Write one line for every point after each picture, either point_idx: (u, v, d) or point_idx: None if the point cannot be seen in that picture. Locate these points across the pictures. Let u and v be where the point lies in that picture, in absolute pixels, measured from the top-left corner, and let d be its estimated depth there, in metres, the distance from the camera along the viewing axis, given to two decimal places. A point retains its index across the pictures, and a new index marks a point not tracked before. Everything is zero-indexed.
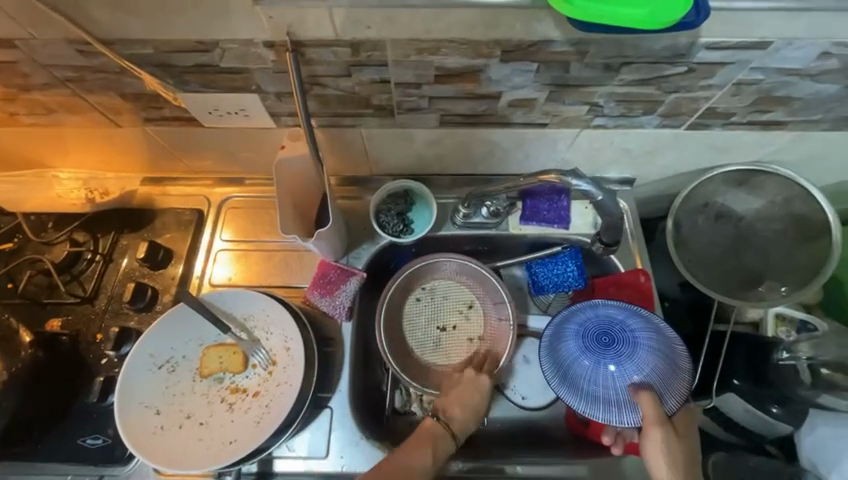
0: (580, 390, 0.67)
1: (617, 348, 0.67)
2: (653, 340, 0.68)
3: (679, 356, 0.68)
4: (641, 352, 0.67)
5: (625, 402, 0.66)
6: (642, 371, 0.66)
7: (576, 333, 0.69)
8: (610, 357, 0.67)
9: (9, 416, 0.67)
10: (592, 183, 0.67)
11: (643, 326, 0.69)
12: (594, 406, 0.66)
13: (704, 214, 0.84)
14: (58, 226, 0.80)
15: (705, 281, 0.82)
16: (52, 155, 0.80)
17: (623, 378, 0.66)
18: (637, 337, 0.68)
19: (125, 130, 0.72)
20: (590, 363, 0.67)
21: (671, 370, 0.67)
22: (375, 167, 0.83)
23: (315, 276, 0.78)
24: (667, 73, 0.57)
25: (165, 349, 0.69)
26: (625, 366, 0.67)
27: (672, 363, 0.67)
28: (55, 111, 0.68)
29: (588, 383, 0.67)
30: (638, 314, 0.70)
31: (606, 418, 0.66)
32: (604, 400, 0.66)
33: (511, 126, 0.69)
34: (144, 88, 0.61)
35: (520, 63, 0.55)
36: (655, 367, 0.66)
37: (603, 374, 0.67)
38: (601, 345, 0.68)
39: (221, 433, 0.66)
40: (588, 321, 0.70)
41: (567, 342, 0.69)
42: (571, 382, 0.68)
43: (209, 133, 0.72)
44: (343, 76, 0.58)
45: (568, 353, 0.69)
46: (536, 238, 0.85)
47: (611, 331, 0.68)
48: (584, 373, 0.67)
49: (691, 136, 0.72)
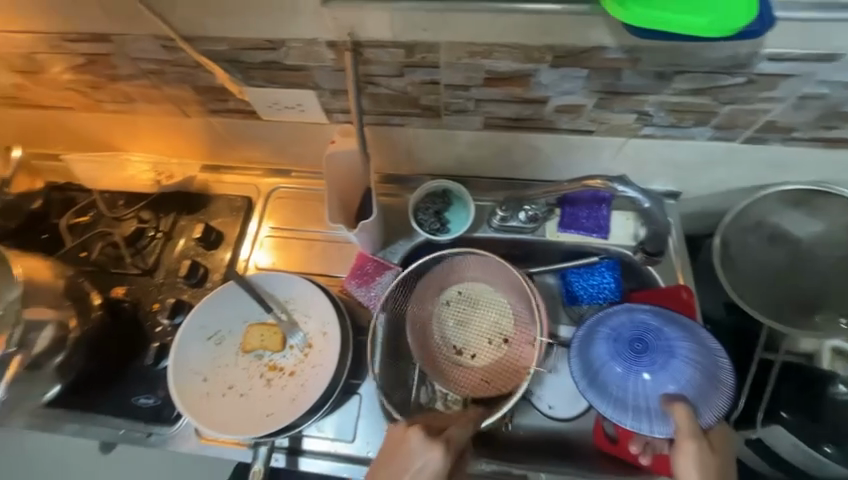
0: (609, 395, 0.68)
1: (650, 356, 0.67)
2: (689, 350, 0.67)
3: (716, 369, 0.67)
4: (676, 362, 0.67)
5: (656, 411, 0.66)
6: (675, 381, 0.66)
7: (608, 337, 0.70)
8: (642, 364, 0.67)
9: (78, 368, 0.75)
10: (638, 190, 0.68)
11: (681, 336, 0.68)
12: (623, 412, 0.67)
13: (756, 234, 0.80)
14: (128, 204, 0.89)
15: (756, 305, 0.80)
16: (127, 139, 0.88)
17: (655, 386, 0.67)
18: (672, 346, 0.68)
19: (192, 120, 0.79)
20: (621, 368, 0.68)
21: (707, 383, 0.66)
22: (416, 166, 0.85)
23: (353, 266, 0.82)
24: (724, 83, 0.56)
25: (214, 323, 0.74)
26: (658, 375, 0.67)
27: (709, 376, 0.67)
28: (135, 101, 0.76)
29: (617, 388, 0.68)
30: (675, 323, 0.69)
31: (635, 425, 0.67)
32: (634, 407, 0.67)
33: (556, 131, 0.69)
34: (215, 82, 0.67)
35: (570, 69, 0.56)
36: (689, 378, 0.66)
37: (634, 381, 0.67)
38: (634, 352, 0.68)
39: (260, 406, 0.70)
40: (621, 327, 0.70)
41: (597, 346, 0.70)
42: (600, 387, 0.69)
43: (266, 126, 0.77)
44: (395, 77, 0.61)
45: (598, 357, 0.70)
46: (571, 246, 0.85)
47: (645, 338, 0.69)
48: (615, 378, 0.68)
49: (746, 151, 0.69)
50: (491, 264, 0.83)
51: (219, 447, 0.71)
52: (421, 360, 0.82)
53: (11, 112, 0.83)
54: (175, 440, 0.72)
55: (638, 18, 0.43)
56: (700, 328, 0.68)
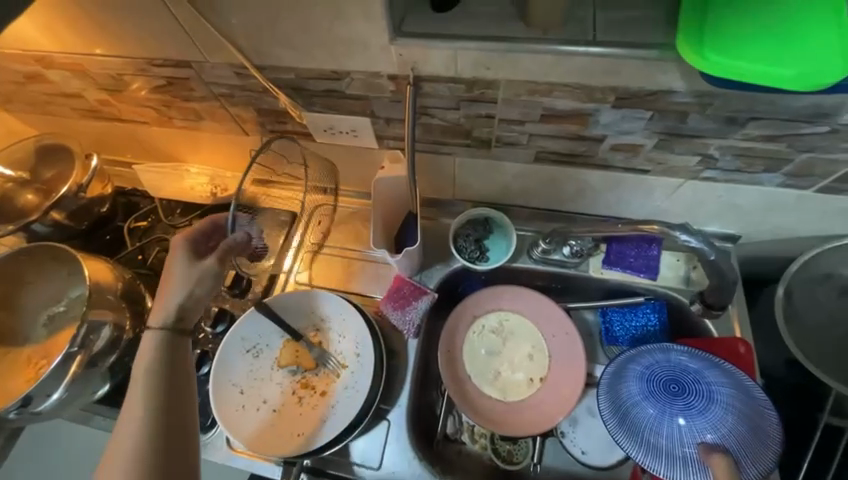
0: (640, 437, 0.63)
1: (687, 399, 0.64)
2: (732, 398, 0.63)
3: (766, 424, 0.61)
4: (716, 409, 0.62)
5: (694, 460, 0.60)
6: (715, 430, 0.61)
7: (640, 375, 0.68)
8: (677, 406, 0.64)
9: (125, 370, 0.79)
10: (702, 240, 0.61)
11: (722, 382, 0.64)
12: (656, 458, 0.61)
13: (825, 286, 0.74)
14: (183, 212, 0.95)
15: (823, 367, 0.73)
16: (189, 152, 0.94)
17: (692, 432, 0.61)
18: (712, 391, 0.64)
19: (251, 138, 0.84)
20: (653, 408, 0.64)
21: (754, 437, 0.60)
22: (459, 193, 0.86)
23: (389, 289, 0.81)
24: (803, 131, 0.52)
25: (254, 335, 0.76)
26: (696, 421, 0.62)
27: (755, 429, 0.60)
28: (203, 118, 0.81)
29: (649, 429, 0.63)
30: (716, 368, 0.65)
31: (668, 474, 0.60)
32: (667, 453, 0.61)
33: (609, 168, 0.68)
34: (277, 105, 0.71)
35: (633, 110, 0.54)
36: (732, 429, 0.61)
37: (668, 424, 0.63)
38: (669, 393, 0.65)
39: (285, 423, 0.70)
40: (656, 366, 0.68)
41: (628, 383, 0.67)
42: (630, 427, 0.65)
43: (319, 147, 0.80)
44: (451, 109, 0.62)
45: (628, 394, 0.67)
46: (616, 285, 0.81)
47: (681, 380, 0.65)
48: (646, 419, 0.64)
49: (818, 200, 0.64)
50: (532, 298, 0.83)
51: (246, 460, 0.72)
52: (448, 387, 0.79)
53: (95, 124, 0.91)
54: (207, 448, 0.73)
55: (721, 70, 0.42)
56: (745, 376, 0.64)
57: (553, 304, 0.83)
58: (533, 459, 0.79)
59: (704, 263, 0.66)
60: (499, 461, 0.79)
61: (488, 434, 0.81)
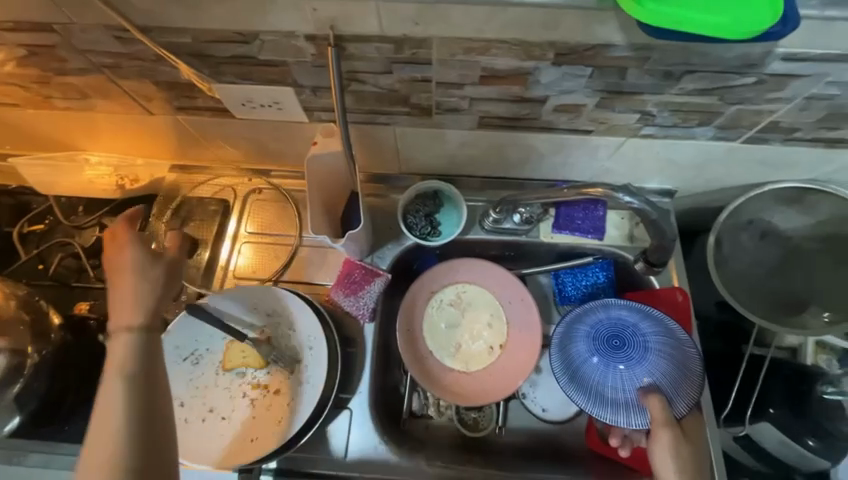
0: (588, 391, 0.68)
1: (627, 351, 0.67)
2: (663, 343, 0.68)
3: (690, 361, 0.67)
4: (652, 356, 0.67)
5: (634, 404, 0.66)
6: (652, 375, 0.66)
7: (586, 334, 0.70)
8: (619, 358, 0.67)
9: (37, 397, 0.69)
10: (641, 200, 0.63)
11: (656, 330, 0.69)
12: (602, 407, 0.67)
13: (748, 232, 0.80)
14: (88, 210, 0.82)
15: (747, 304, 0.78)
16: (85, 138, 0.79)
17: (632, 380, 0.66)
18: (648, 341, 0.68)
19: (157, 118, 0.72)
20: (599, 363, 0.68)
21: (681, 376, 0.66)
22: (404, 166, 0.81)
23: (339, 274, 0.77)
24: (733, 83, 0.52)
25: (189, 341, 0.68)
26: (636, 369, 0.67)
27: (682, 368, 0.67)
28: (91, 97, 0.68)
29: (597, 383, 0.67)
30: (651, 318, 0.70)
31: (613, 419, 0.66)
32: (612, 401, 0.66)
33: (554, 131, 0.66)
34: (178, 76, 0.60)
35: (573, 67, 0.52)
36: (665, 372, 0.66)
37: (612, 375, 0.67)
38: (612, 347, 0.68)
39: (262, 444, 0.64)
40: (599, 323, 0.70)
41: (576, 343, 0.70)
42: (580, 383, 0.68)
43: (241, 125, 0.71)
44: (383, 73, 0.56)
45: (577, 353, 0.69)
46: (566, 247, 0.82)
47: (622, 334, 0.69)
48: (593, 373, 0.68)
49: (746, 151, 0.67)
50: (486, 268, 0.82)
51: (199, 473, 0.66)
52: (410, 365, 0.78)
53: None
54: None
55: (656, 19, 0.39)
56: (672, 321, 0.69)
57: (507, 271, 0.82)
58: (498, 423, 0.82)
59: (647, 223, 0.68)
60: (465, 430, 0.81)
61: (453, 406, 0.82)
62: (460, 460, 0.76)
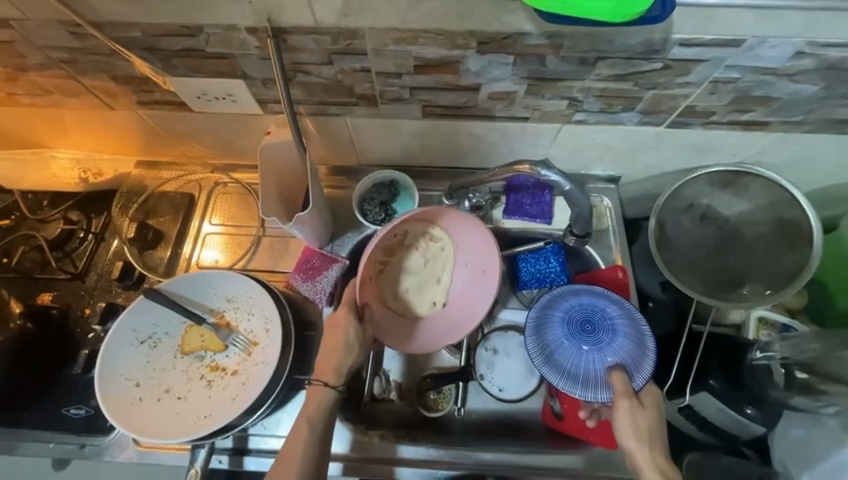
0: (564, 372, 0.71)
1: (597, 335, 0.72)
2: (628, 326, 0.72)
3: (649, 340, 0.71)
4: (618, 339, 0.71)
5: (602, 381, 0.70)
6: (619, 355, 0.70)
7: (561, 320, 0.73)
8: (590, 341, 0.72)
9: None
10: (560, 173, 0.66)
11: (620, 313, 0.73)
12: (576, 386, 0.70)
13: (689, 215, 0.84)
14: (54, 204, 0.84)
15: (686, 282, 0.82)
16: (52, 136, 0.82)
17: (601, 360, 0.71)
18: (614, 324, 0.72)
19: (119, 113, 0.75)
20: (572, 346, 0.72)
21: (644, 354, 0.70)
22: (362, 157, 0.84)
23: (298, 261, 0.80)
24: (643, 68, 0.57)
25: (148, 325, 0.70)
26: (605, 351, 0.71)
27: (642, 347, 0.70)
28: (53, 93, 0.71)
29: (570, 363, 0.71)
30: (614, 302, 0.73)
31: (582, 394, 0.70)
32: (585, 381, 0.70)
33: (494, 119, 0.70)
34: (134, 71, 0.64)
35: (497, 55, 0.56)
36: (630, 352, 0.70)
37: (584, 356, 0.71)
38: (584, 331, 0.72)
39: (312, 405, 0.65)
40: (572, 309, 0.74)
41: (551, 328, 0.73)
42: (554, 364, 0.72)
43: (200, 118, 0.74)
44: (324, 64, 0.60)
45: (552, 338, 0.73)
46: (519, 232, 0.86)
47: (592, 318, 0.73)
48: (568, 356, 0.71)
49: (673, 135, 0.72)
50: (467, 220, 0.77)
51: (157, 454, 0.68)
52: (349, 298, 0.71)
53: None
54: (112, 449, 0.69)
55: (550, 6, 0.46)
56: (629, 303, 0.73)
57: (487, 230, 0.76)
58: (456, 404, 0.84)
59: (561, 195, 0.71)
60: (424, 410, 0.83)
61: (414, 389, 0.85)
62: (416, 437, 0.80)
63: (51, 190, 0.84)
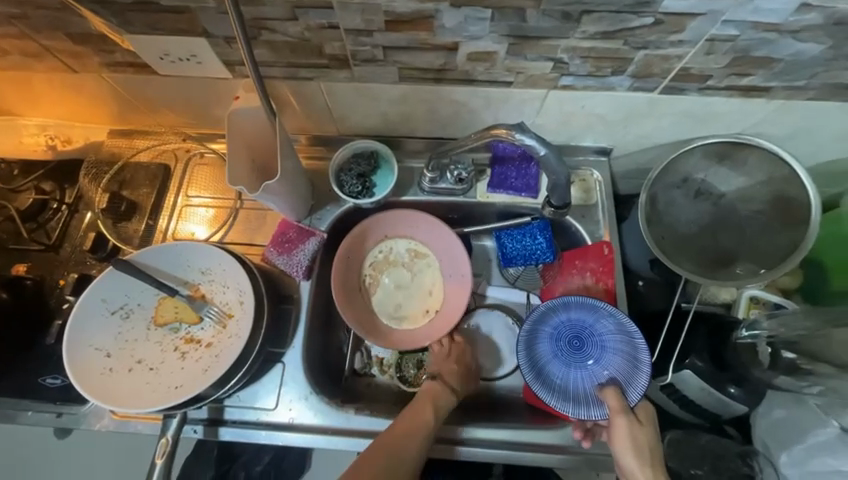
0: (555, 389, 0.70)
1: (586, 351, 0.71)
2: (618, 341, 0.71)
3: (642, 354, 0.69)
4: (608, 354, 0.71)
5: (593, 398, 0.69)
6: (608, 372, 0.70)
7: (550, 336, 0.72)
8: (581, 358, 0.71)
9: None
10: (536, 138, 0.62)
11: (611, 327, 0.71)
12: (568, 404, 0.69)
13: (683, 190, 0.79)
14: (26, 174, 0.82)
15: (676, 261, 0.78)
16: (20, 103, 0.79)
17: (592, 376, 0.70)
18: (603, 339, 0.71)
19: (84, 77, 0.71)
20: (562, 364, 0.71)
21: (635, 369, 0.69)
22: (341, 127, 0.81)
23: (274, 234, 0.78)
24: (632, 24, 0.53)
25: (119, 296, 0.69)
26: (595, 368, 0.71)
27: (635, 361, 0.69)
28: (11, 54, 0.67)
29: (560, 380, 0.70)
30: (606, 316, 0.72)
31: (575, 413, 0.68)
32: (577, 399, 0.69)
33: (475, 83, 0.66)
34: (91, 28, 0.60)
35: (472, 8, 0.52)
36: (620, 368, 0.70)
37: (574, 374, 0.71)
38: (573, 348, 0.72)
39: (436, 394, 0.72)
40: (561, 325, 0.73)
41: (541, 344, 0.72)
42: (545, 381, 0.70)
43: (167, 82, 0.70)
44: (290, 21, 0.56)
45: (542, 354, 0.72)
46: (505, 207, 0.83)
47: (581, 335, 0.72)
48: (558, 373, 0.71)
49: (666, 102, 0.67)
50: (443, 232, 0.81)
51: (132, 423, 0.69)
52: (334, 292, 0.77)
53: None
54: (89, 418, 0.69)
55: None
56: (624, 316, 0.71)
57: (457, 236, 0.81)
58: None
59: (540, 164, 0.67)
60: (405, 386, 0.82)
61: (393, 364, 0.84)
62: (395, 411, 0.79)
63: (22, 159, 0.82)
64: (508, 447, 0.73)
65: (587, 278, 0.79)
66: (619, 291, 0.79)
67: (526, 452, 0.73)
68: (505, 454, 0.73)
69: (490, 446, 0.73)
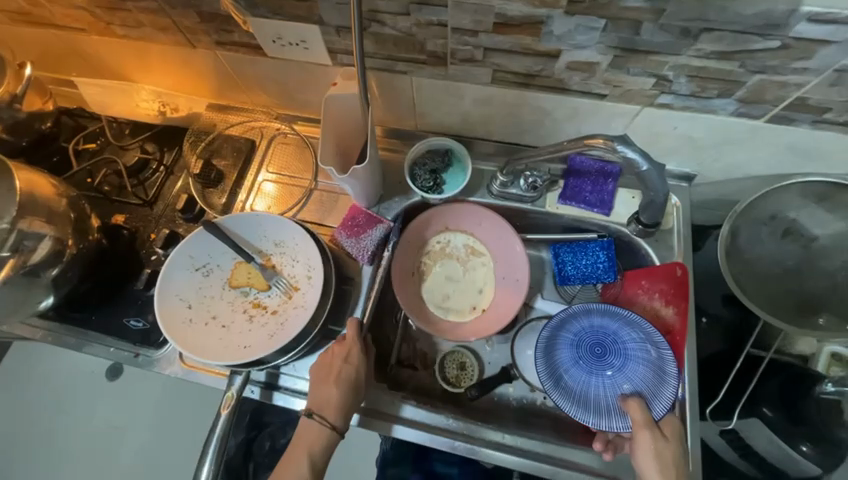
0: (573, 395, 0.68)
1: (608, 359, 0.70)
2: (642, 351, 0.69)
3: (667, 364, 0.67)
4: (630, 364, 0.69)
5: (615, 407, 0.67)
6: (630, 381, 0.68)
7: (570, 342, 0.71)
8: (600, 366, 0.70)
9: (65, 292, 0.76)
10: (639, 153, 0.61)
11: (635, 336, 0.70)
12: (587, 411, 0.67)
13: (770, 227, 0.74)
14: (134, 135, 0.91)
15: (753, 300, 0.73)
16: (137, 70, 0.88)
17: (613, 386, 0.69)
18: (627, 348, 0.70)
19: (199, 52, 0.78)
20: (581, 371, 0.70)
21: (660, 380, 0.67)
22: (420, 122, 0.83)
23: (345, 218, 0.81)
24: (754, 47, 0.51)
25: (203, 255, 0.75)
26: (616, 377, 0.69)
27: (660, 373, 0.67)
28: (145, 27, 0.75)
29: (579, 388, 0.69)
30: (631, 327, 0.70)
31: (595, 423, 0.66)
32: (596, 407, 0.67)
33: (566, 93, 0.66)
34: (219, 8, 0.66)
35: (586, 17, 0.52)
36: (642, 377, 0.68)
37: (596, 382, 0.69)
38: (594, 356, 0.70)
39: (313, 439, 0.67)
40: (582, 332, 0.72)
41: (561, 350, 0.71)
42: (564, 388, 0.69)
43: (271, 64, 0.76)
44: (401, 15, 0.59)
45: (561, 360, 0.71)
46: (572, 220, 0.81)
47: (603, 343, 0.71)
48: (577, 380, 0.69)
49: (770, 132, 0.64)
50: (505, 234, 0.81)
51: (198, 373, 0.74)
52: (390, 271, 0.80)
53: (27, 31, 0.83)
54: (161, 362, 0.76)
55: None
56: (648, 324, 0.70)
57: (520, 240, 0.80)
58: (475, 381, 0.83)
59: (637, 179, 0.66)
60: (446, 385, 0.83)
61: (439, 362, 0.84)
62: (437, 406, 0.80)
63: (134, 121, 0.91)
64: (552, 463, 0.71)
65: (655, 300, 0.75)
66: (689, 321, 0.74)
67: (567, 470, 0.71)
68: (549, 470, 0.71)
69: (531, 458, 0.72)
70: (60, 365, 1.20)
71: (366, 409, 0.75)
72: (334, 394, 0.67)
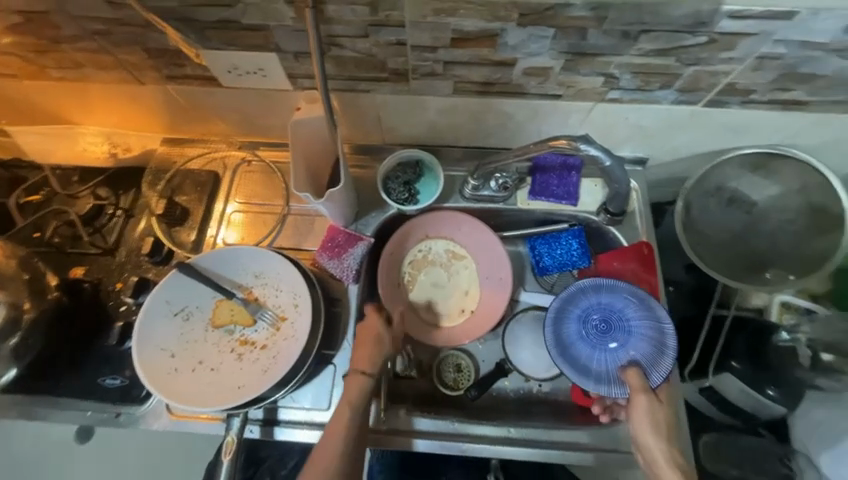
0: (576, 364, 0.73)
1: (612, 334, 0.74)
2: (646, 326, 0.73)
3: (668, 340, 0.72)
4: (635, 339, 0.73)
5: (614, 376, 0.71)
6: (632, 353, 0.72)
7: (578, 317, 0.75)
8: (605, 340, 0.74)
9: (35, 352, 0.74)
10: (600, 148, 0.66)
11: (640, 313, 0.74)
12: (587, 377, 0.72)
13: (716, 198, 0.82)
14: (83, 181, 0.85)
15: (712, 266, 0.81)
16: (79, 111, 0.82)
17: (614, 357, 0.73)
18: (631, 324, 0.74)
19: (149, 88, 0.74)
20: (586, 343, 0.74)
21: (660, 354, 0.71)
22: (387, 135, 0.84)
23: (324, 239, 0.80)
24: (686, 43, 0.56)
25: (180, 298, 0.72)
26: (619, 349, 0.73)
27: (661, 347, 0.72)
28: (85, 67, 0.70)
29: (583, 358, 0.73)
30: (637, 304, 0.74)
31: (595, 387, 0.71)
32: (596, 375, 0.72)
33: (525, 96, 0.69)
34: (168, 43, 0.63)
35: (537, 27, 0.56)
36: (644, 351, 0.72)
37: (598, 353, 0.73)
38: (600, 330, 0.74)
39: (351, 394, 0.66)
40: (590, 307, 0.75)
41: (569, 324, 0.75)
42: (569, 357, 0.73)
43: (228, 94, 0.74)
44: (360, 37, 0.60)
45: (568, 333, 0.74)
46: (544, 214, 0.85)
47: (609, 318, 0.75)
48: (582, 351, 0.73)
49: (708, 115, 0.71)
50: (483, 235, 0.84)
51: (190, 422, 0.71)
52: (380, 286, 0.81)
53: None
54: (146, 417, 0.71)
55: None
56: (652, 301, 0.74)
57: (498, 240, 0.83)
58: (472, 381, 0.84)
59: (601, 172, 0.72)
60: (446, 389, 0.84)
61: (435, 368, 0.85)
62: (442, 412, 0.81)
63: (82, 167, 0.86)
64: (559, 447, 0.75)
65: (629, 278, 0.80)
66: (661, 294, 0.80)
67: (573, 451, 0.75)
68: (556, 454, 0.75)
69: (538, 446, 0.75)
70: (20, 436, 1.09)
71: (374, 428, 0.75)
72: (366, 353, 0.69)
